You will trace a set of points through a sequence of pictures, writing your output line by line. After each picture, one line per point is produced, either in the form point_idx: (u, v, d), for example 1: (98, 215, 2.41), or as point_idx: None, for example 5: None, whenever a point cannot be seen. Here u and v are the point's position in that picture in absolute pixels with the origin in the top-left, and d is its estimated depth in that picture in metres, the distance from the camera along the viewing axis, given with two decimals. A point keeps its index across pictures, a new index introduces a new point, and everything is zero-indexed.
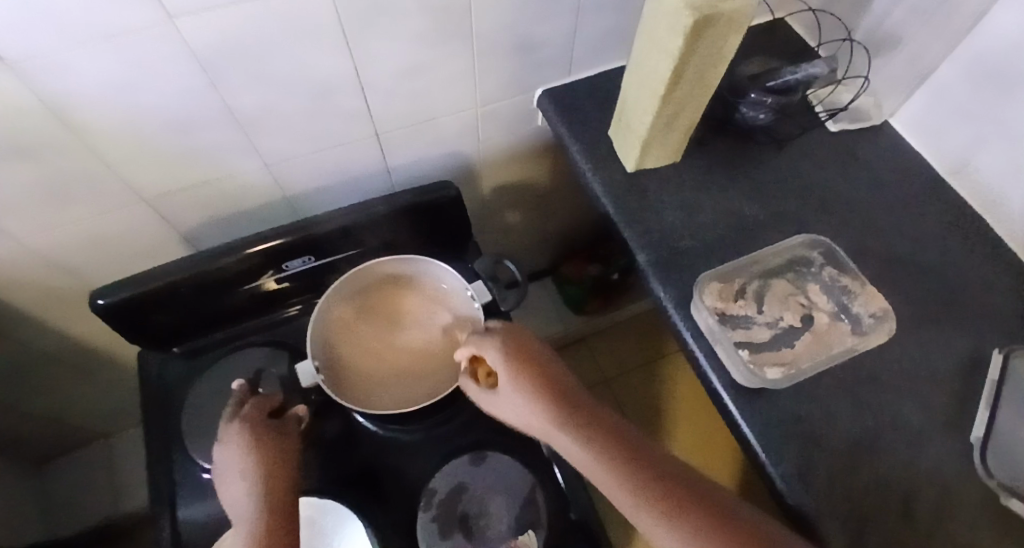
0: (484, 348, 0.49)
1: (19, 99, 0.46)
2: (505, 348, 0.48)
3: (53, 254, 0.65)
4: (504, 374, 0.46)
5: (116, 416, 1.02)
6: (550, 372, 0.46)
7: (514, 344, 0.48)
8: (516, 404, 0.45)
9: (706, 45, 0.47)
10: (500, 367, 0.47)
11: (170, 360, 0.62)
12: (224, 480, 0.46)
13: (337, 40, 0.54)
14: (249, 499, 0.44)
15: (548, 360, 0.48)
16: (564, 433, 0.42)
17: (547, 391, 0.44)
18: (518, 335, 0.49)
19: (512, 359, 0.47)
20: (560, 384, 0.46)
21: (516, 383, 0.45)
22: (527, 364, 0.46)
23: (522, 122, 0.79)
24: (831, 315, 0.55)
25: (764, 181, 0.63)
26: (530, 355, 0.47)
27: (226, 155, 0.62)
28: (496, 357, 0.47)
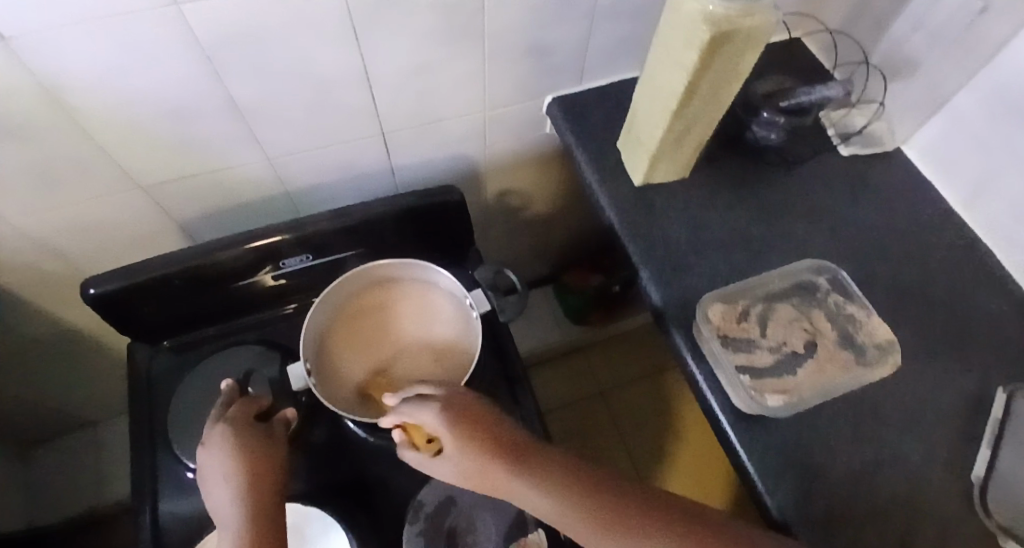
0: (418, 412, 0.42)
1: (17, 78, 0.45)
2: (442, 409, 0.41)
3: (45, 237, 0.64)
4: (449, 442, 0.40)
5: (104, 403, 1.00)
6: (495, 425, 0.41)
7: (453, 402, 0.42)
8: (472, 475, 0.39)
9: (722, 60, 0.46)
10: (443, 434, 0.40)
11: (160, 352, 0.60)
12: (205, 483, 0.44)
13: (345, 34, 0.53)
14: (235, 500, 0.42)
15: (491, 417, 0.42)
16: (531, 489, 0.38)
17: (500, 447, 0.40)
18: (452, 397, 0.43)
19: (457, 426, 0.40)
20: (509, 434, 0.41)
21: (464, 450, 0.39)
22: (471, 422, 0.41)
23: (531, 128, 0.78)
24: (835, 343, 0.53)
25: (773, 201, 0.62)
26: (471, 410, 0.42)
27: (227, 146, 0.61)
28: (436, 422, 0.41)
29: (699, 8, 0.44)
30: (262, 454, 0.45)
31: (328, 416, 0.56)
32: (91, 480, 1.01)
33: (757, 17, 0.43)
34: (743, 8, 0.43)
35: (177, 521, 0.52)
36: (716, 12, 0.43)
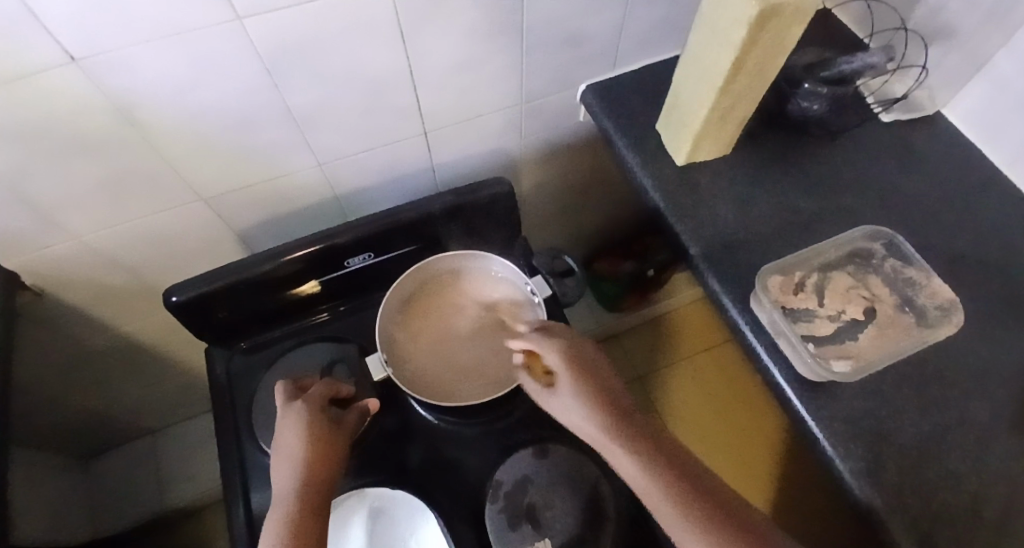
0: (542, 347, 0.47)
1: (95, 96, 0.47)
2: (564, 351, 0.46)
3: (110, 252, 0.66)
4: (563, 377, 0.45)
5: (173, 408, 1.04)
6: (605, 377, 0.45)
7: (574, 347, 0.47)
8: (571, 409, 0.43)
9: (770, 36, 0.47)
10: (558, 369, 0.45)
11: (234, 354, 0.63)
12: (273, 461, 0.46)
13: (391, 37, 0.54)
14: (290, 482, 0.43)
15: (607, 372, 0.46)
16: (616, 447, 0.40)
17: (603, 396, 0.43)
18: (581, 345, 0.48)
19: (573, 365, 0.45)
20: (612, 388, 0.44)
21: (575, 387, 0.43)
22: (585, 368, 0.45)
23: (565, 118, 0.78)
24: (894, 307, 0.54)
25: (819, 173, 0.63)
26: (589, 358, 0.46)
27: (281, 155, 0.63)
28: (556, 357, 0.46)
29: None
30: (325, 444, 0.46)
31: (397, 406, 0.57)
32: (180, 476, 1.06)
33: None
34: None
35: (263, 515, 0.54)
36: None
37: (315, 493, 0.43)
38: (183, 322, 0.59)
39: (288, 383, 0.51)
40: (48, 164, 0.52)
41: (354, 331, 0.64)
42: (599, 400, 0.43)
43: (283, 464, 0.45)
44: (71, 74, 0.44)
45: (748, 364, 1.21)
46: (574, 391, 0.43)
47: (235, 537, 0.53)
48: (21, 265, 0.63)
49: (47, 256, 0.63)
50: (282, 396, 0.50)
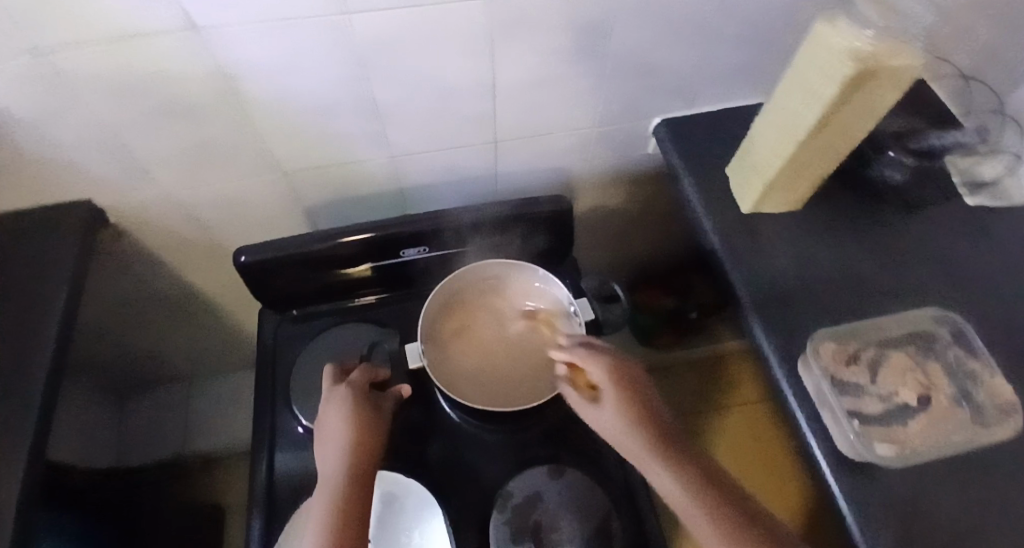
0: (587, 359, 0.49)
1: (202, 64, 0.51)
2: (610, 367, 0.48)
3: (189, 207, 0.71)
4: (609, 394, 0.46)
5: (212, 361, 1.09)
6: (648, 394, 0.47)
7: (619, 363, 0.48)
8: (613, 424, 0.46)
9: (861, 97, 0.46)
10: (605, 386, 0.47)
11: (284, 321, 0.66)
12: (319, 443, 0.48)
13: (480, 47, 0.56)
14: (337, 464, 0.46)
15: (646, 386, 0.48)
16: (659, 466, 0.43)
17: (648, 417, 0.45)
18: (620, 357, 0.49)
19: (615, 380, 0.47)
20: (655, 406, 0.47)
21: (621, 406, 0.45)
22: (631, 388, 0.47)
23: (634, 148, 0.78)
24: (950, 398, 0.51)
25: (891, 243, 0.60)
26: (631, 373, 0.48)
27: (358, 142, 0.66)
28: (601, 372, 0.47)
29: (845, 44, 0.43)
30: (367, 429, 0.48)
31: (425, 399, 0.59)
32: (218, 425, 1.13)
33: (905, 57, 0.43)
34: (891, 46, 0.43)
35: (284, 477, 0.56)
36: (863, 47, 0.43)
37: (359, 477, 0.45)
38: (245, 284, 0.62)
39: (335, 368, 0.54)
40: (151, 118, 0.56)
41: (396, 319, 0.66)
42: (643, 420, 0.45)
43: (328, 445, 0.47)
44: (188, 40, 0.48)
45: (785, 429, 1.16)
46: (618, 408, 0.46)
47: (256, 494, 0.55)
48: (109, 205, 0.68)
49: (136, 200, 0.68)
50: (330, 381, 0.53)
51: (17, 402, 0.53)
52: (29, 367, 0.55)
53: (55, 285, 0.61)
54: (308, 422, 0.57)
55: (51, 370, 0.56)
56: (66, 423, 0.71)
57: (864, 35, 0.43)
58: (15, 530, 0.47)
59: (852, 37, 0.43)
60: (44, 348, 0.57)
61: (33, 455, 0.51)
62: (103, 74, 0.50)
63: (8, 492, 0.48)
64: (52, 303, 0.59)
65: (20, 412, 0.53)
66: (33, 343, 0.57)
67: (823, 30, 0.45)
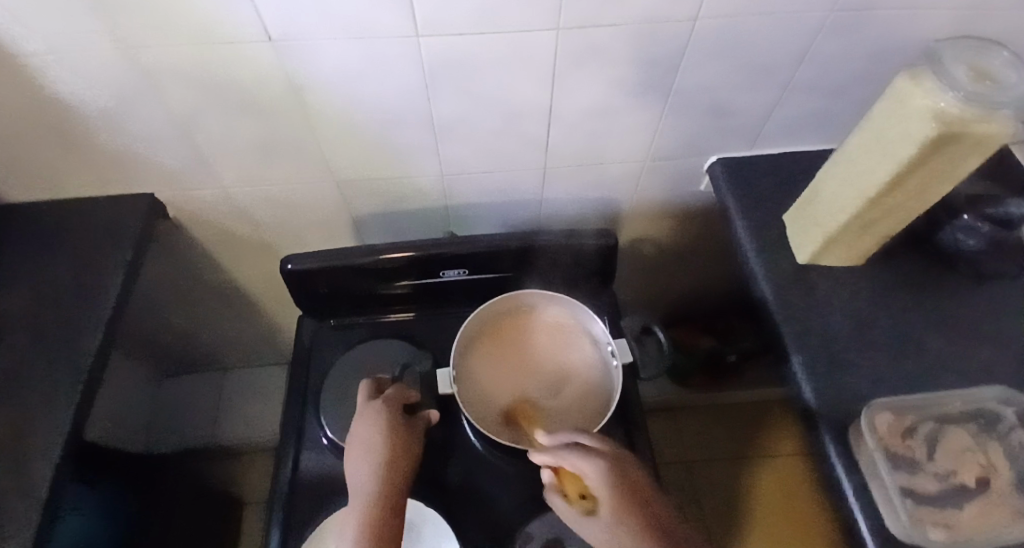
0: (578, 462, 0.44)
1: (274, 72, 0.53)
2: (604, 468, 0.43)
3: (243, 205, 0.73)
4: (606, 505, 0.41)
5: (250, 352, 1.12)
6: (647, 493, 0.42)
7: (615, 463, 0.43)
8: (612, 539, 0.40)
9: (942, 159, 0.43)
10: (602, 492, 0.41)
11: (322, 327, 0.66)
12: (350, 457, 0.49)
13: (545, 72, 0.56)
14: (369, 479, 0.46)
15: (647, 492, 0.43)
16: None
17: (652, 520, 0.40)
18: (618, 457, 0.44)
19: (613, 487, 0.41)
20: (656, 506, 0.42)
21: (620, 516, 0.40)
22: (630, 492, 0.41)
23: (687, 184, 0.77)
24: (1013, 485, 0.46)
25: (959, 313, 0.56)
26: (629, 476, 0.43)
27: (412, 157, 0.67)
28: (596, 477, 0.42)
29: (928, 104, 0.41)
30: (401, 455, 0.48)
31: (451, 423, 0.58)
32: (249, 415, 1.15)
33: (995, 124, 0.40)
34: (980, 110, 0.40)
35: (306, 484, 0.56)
36: (948, 109, 0.40)
37: (390, 494, 0.46)
38: (290, 291, 0.64)
39: (369, 387, 0.54)
40: (219, 119, 0.58)
41: (430, 337, 0.66)
42: (646, 530, 0.39)
43: (361, 467, 0.47)
44: (265, 49, 0.50)
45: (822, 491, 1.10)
46: (619, 520, 0.40)
47: (277, 497, 0.55)
48: (169, 197, 0.70)
49: (194, 194, 0.70)
50: (363, 397, 0.53)
51: (65, 380, 0.55)
52: (79, 347, 0.57)
53: (111, 270, 0.63)
54: (334, 433, 0.57)
55: (98, 352, 0.58)
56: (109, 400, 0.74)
57: (951, 97, 0.40)
58: (47, 506, 0.48)
59: (937, 97, 0.41)
60: (94, 329, 0.59)
61: (71, 433, 0.52)
62: (181, 74, 0.52)
63: (44, 467, 0.50)
64: (105, 287, 0.62)
65: (66, 389, 0.54)
66: (84, 324, 0.59)
67: (907, 86, 0.43)
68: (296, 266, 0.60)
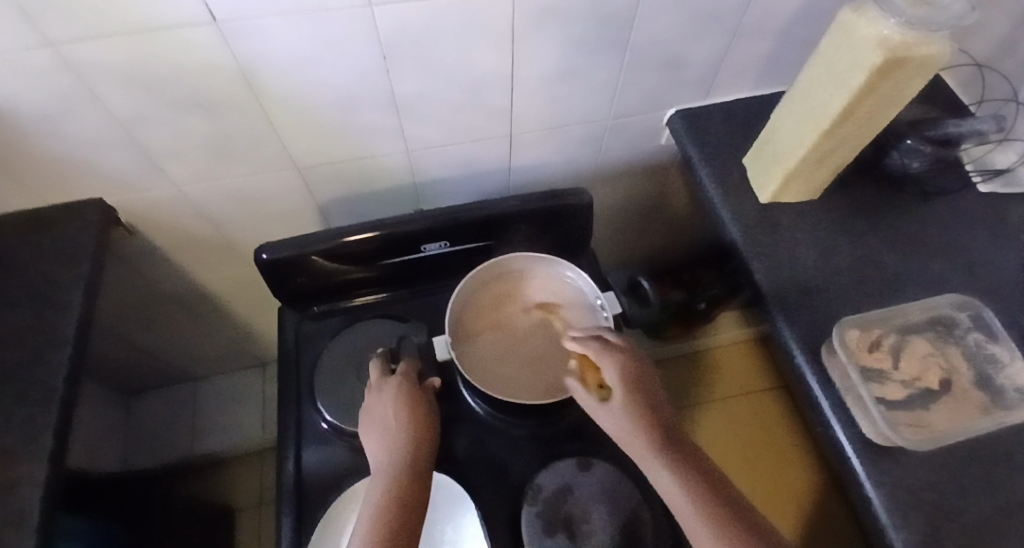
0: (601, 357, 0.49)
1: (222, 58, 0.50)
2: (620, 365, 0.48)
3: (203, 204, 0.70)
4: (618, 392, 0.47)
5: (223, 358, 1.08)
6: (654, 394, 0.47)
7: (630, 364, 0.48)
8: (616, 419, 0.46)
9: (888, 85, 0.46)
10: (614, 383, 0.47)
11: (304, 317, 0.65)
12: (368, 428, 0.50)
13: (502, 38, 0.56)
14: (388, 441, 0.48)
15: (656, 390, 0.48)
16: (661, 465, 0.43)
17: (651, 413, 0.46)
18: (636, 358, 0.49)
19: (627, 381, 0.47)
20: (658, 403, 0.47)
21: (629, 404, 0.46)
22: (639, 388, 0.47)
23: (648, 139, 0.78)
24: (971, 383, 0.51)
25: (909, 232, 0.60)
26: (643, 375, 0.48)
27: (374, 136, 0.65)
28: (612, 372, 0.48)
29: (874, 32, 0.44)
30: (420, 428, 0.49)
31: (450, 393, 0.59)
32: (235, 420, 1.12)
33: (934, 46, 0.43)
34: (920, 34, 0.43)
35: (313, 473, 0.56)
36: (892, 36, 0.43)
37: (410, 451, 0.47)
38: (267, 283, 0.62)
39: (379, 364, 0.55)
40: (167, 113, 0.55)
41: (417, 314, 0.65)
42: (649, 420, 0.45)
43: (380, 438, 0.48)
44: (209, 34, 0.47)
45: (797, 419, 1.15)
46: (626, 407, 0.46)
47: (283, 489, 0.55)
48: (122, 203, 0.67)
49: (149, 197, 0.67)
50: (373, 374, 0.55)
51: (39, 404, 0.52)
52: (50, 368, 0.55)
53: (71, 286, 0.60)
54: (334, 419, 0.57)
55: (72, 370, 0.55)
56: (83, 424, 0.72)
57: (892, 23, 0.43)
58: (43, 532, 0.46)
59: (880, 26, 0.44)
60: (63, 348, 0.56)
61: (56, 456, 0.50)
62: (122, 68, 0.49)
63: (34, 494, 0.48)
64: (67, 304, 0.58)
65: (43, 413, 0.52)
66: (52, 344, 0.56)
67: (852, 18, 0.46)
68: (271, 256, 0.58)
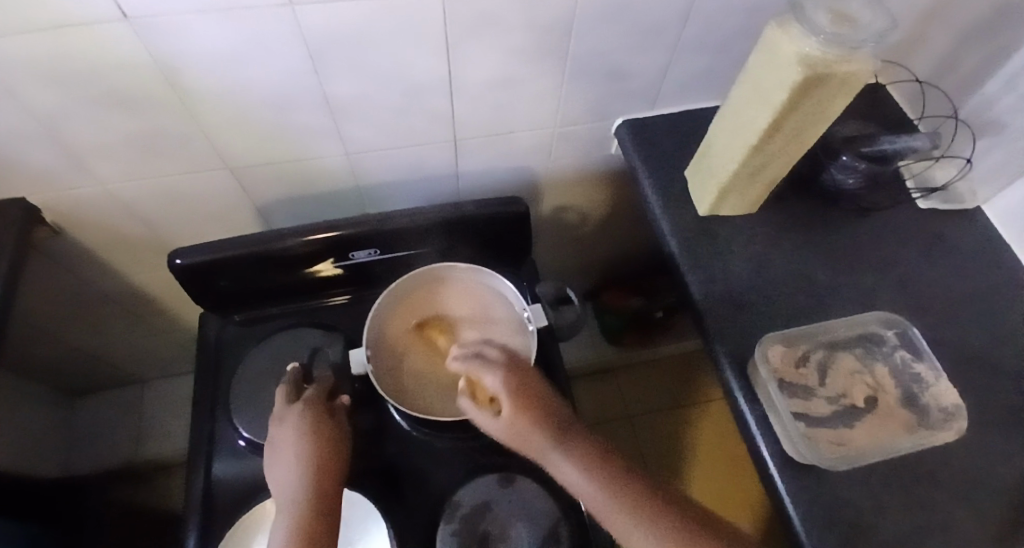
0: (480, 370, 0.44)
1: (139, 56, 0.48)
2: (501, 374, 0.43)
3: (133, 203, 0.68)
4: (505, 405, 0.42)
5: (171, 360, 1.06)
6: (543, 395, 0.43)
7: (514, 369, 0.44)
8: (510, 435, 0.41)
9: (811, 102, 0.46)
10: (502, 394, 0.42)
11: (230, 324, 0.63)
12: (272, 457, 0.47)
13: (439, 43, 0.55)
14: (293, 471, 0.45)
15: (546, 391, 0.44)
16: (567, 462, 0.39)
17: (548, 416, 0.41)
18: (518, 364, 0.45)
19: (511, 387, 0.42)
20: (555, 405, 0.43)
21: (519, 414, 0.41)
22: (528, 391, 0.42)
23: (597, 148, 0.78)
24: (896, 401, 0.51)
25: (842, 247, 0.60)
26: (528, 376, 0.44)
27: (311, 138, 0.64)
28: (496, 382, 0.43)
29: (796, 49, 0.43)
30: (329, 458, 0.46)
31: (374, 405, 0.57)
32: (175, 427, 1.07)
33: (855, 65, 0.43)
34: (841, 53, 0.42)
35: (227, 487, 0.54)
36: (812, 54, 0.42)
37: (316, 479, 0.45)
38: (187, 287, 0.60)
39: (286, 391, 0.52)
40: (86, 110, 0.53)
41: (348, 323, 0.64)
42: (545, 420, 0.41)
43: (284, 467, 0.46)
44: (123, 31, 0.46)
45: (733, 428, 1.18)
46: (517, 419, 0.41)
47: (193, 503, 0.53)
48: (45, 202, 0.64)
49: (75, 197, 0.65)
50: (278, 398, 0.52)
51: None
52: None
53: None
54: (252, 432, 0.55)
55: None
56: None
57: (814, 40, 0.43)
58: None
59: (802, 44, 0.43)
60: None
61: None
62: (30, 65, 0.47)
63: None
64: None
65: None
66: None
67: (776, 34, 0.45)
68: (185, 261, 0.56)
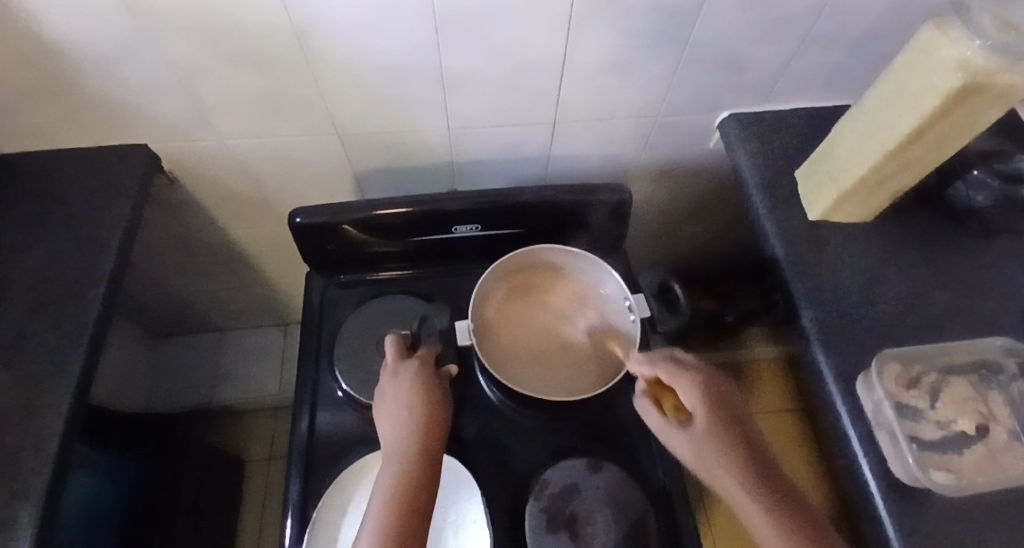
0: (677, 379, 0.50)
1: (276, 15, 0.49)
2: (700, 388, 0.49)
3: (244, 160, 0.71)
4: (699, 416, 0.47)
5: (245, 311, 1.11)
6: (736, 417, 0.48)
7: (710, 386, 0.49)
8: (694, 445, 0.46)
9: (963, 112, 0.43)
10: (697, 408, 0.48)
11: (331, 284, 0.66)
12: (381, 410, 0.50)
13: (562, 22, 0.54)
14: (399, 426, 0.48)
15: (739, 414, 0.48)
16: (743, 486, 0.44)
17: (735, 439, 0.46)
18: (714, 382, 0.50)
19: (707, 403, 0.48)
20: (743, 426, 0.48)
21: (710, 427, 0.46)
22: (719, 410, 0.48)
23: (696, 141, 0.76)
24: (1010, 432, 0.48)
25: (962, 269, 0.57)
26: (722, 397, 0.49)
27: (418, 110, 0.64)
28: (692, 394, 0.48)
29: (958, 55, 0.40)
30: (435, 416, 0.49)
31: (465, 377, 0.58)
32: (253, 375, 1.17)
33: None
34: (1009, 61, 0.40)
35: (325, 436, 0.57)
36: (975, 60, 0.40)
37: (419, 435, 0.47)
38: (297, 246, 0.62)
39: (397, 343, 0.54)
40: (220, 67, 0.55)
41: (442, 294, 0.65)
42: (733, 443, 0.46)
43: (392, 422, 0.49)
44: None
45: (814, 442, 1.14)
46: (709, 430, 0.46)
47: (295, 446, 0.56)
48: (165, 149, 0.67)
49: (192, 149, 0.68)
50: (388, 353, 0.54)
51: (67, 338, 0.53)
52: (81, 305, 0.56)
53: (109, 226, 0.61)
54: (349, 387, 0.57)
55: (104, 309, 0.56)
56: (125, 353, 0.75)
57: (978, 44, 0.40)
58: (61, 460, 0.48)
59: (965, 47, 0.40)
60: (96, 286, 0.57)
61: (80, 388, 0.51)
62: (180, 14, 0.48)
63: (56, 421, 0.49)
64: (106, 242, 0.60)
65: (71, 345, 0.53)
66: (86, 281, 0.57)
67: (933, 35, 0.43)
68: (304, 220, 0.58)
